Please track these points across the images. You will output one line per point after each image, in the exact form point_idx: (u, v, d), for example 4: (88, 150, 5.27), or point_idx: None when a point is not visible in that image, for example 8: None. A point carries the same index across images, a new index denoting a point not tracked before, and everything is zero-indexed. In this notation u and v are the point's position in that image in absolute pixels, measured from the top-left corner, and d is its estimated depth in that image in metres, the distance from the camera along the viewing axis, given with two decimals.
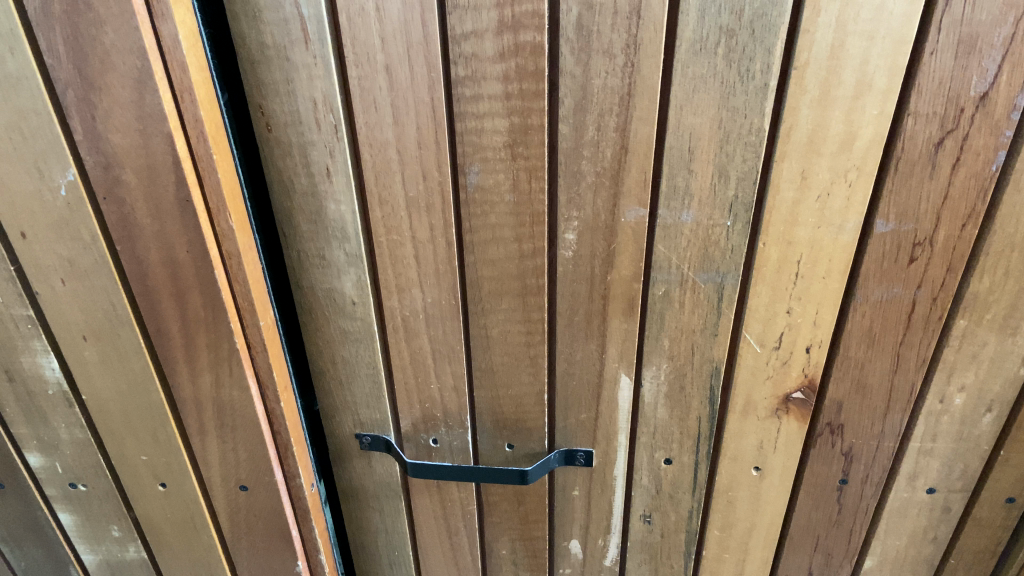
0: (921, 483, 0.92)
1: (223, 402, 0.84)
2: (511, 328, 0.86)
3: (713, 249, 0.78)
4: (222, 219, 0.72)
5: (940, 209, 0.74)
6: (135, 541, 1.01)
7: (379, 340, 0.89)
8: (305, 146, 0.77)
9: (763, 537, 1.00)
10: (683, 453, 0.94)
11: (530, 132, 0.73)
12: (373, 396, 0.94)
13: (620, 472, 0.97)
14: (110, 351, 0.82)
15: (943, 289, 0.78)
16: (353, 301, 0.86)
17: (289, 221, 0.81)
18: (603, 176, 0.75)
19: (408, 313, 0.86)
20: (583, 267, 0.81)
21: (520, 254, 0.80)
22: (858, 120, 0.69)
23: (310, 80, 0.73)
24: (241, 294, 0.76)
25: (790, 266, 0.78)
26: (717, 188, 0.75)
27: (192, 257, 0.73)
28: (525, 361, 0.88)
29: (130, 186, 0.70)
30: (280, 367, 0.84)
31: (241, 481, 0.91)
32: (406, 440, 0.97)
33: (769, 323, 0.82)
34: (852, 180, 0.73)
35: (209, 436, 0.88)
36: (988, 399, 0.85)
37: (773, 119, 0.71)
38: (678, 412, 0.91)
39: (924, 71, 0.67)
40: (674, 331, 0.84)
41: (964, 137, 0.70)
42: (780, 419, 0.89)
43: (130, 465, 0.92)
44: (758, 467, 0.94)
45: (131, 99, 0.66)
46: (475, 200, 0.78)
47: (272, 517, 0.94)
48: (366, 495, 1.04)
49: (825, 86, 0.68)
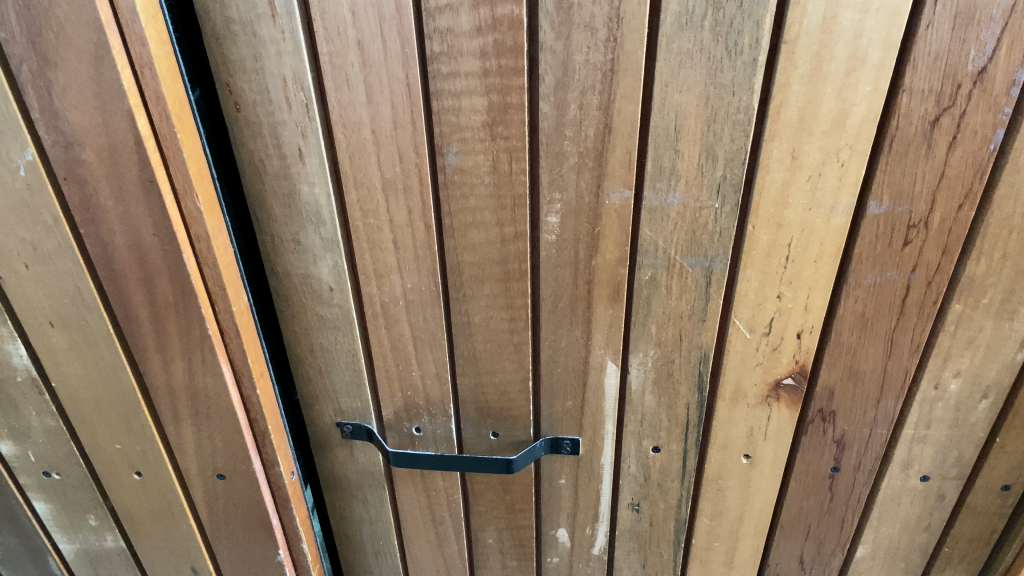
0: (914, 470, 0.90)
1: (197, 390, 0.81)
2: (494, 314, 0.83)
3: (701, 233, 0.76)
4: (189, 201, 0.69)
5: (935, 190, 0.71)
6: (112, 531, 0.99)
7: (358, 327, 0.87)
8: (276, 126, 0.74)
9: (754, 526, 0.98)
10: (671, 441, 0.92)
11: (509, 111, 0.71)
12: (354, 384, 0.92)
13: (607, 461, 0.95)
14: (78, 338, 0.79)
15: (938, 272, 0.75)
16: (331, 287, 0.84)
17: (261, 204, 0.79)
18: (587, 156, 0.72)
19: (387, 299, 0.84)
20: (567, 252, 0.78)
21: (501, 238, 0.78)
22: (850, 98, 0.67)
23: (278, 57, 0.70)
24: (211, 279, 0.74)
25: (779, 250, 0.76)
26: (704, 169, 0.72)
27: (159, 240, 0.70)
28: (509, 348, 0.86)
29: (91, 166, 0.67)
30: (255, 351, 0.81)
31: (218, 469, 0.89)
32: (388, 429, 0.95)
33: (760, 309, 0.80)
34: (845, 160, 0.70)
35: (184, 424, 0.85)
36: (984, 384, 0.82)
37: (762, 97, 0.68)
38: (667, 400, 0.88)
39: (920, 45, 0.64)
40: (662, 317, 0.82)
41: (961, 114, 0.67)
42: (770, 407, 0.87)
43: (104, 454, 0.90)
44: (748, 455, 0.92)
45: (88, 76, 0.62)
46: (454, 181, 0.75)
47: (251, 506, 0.92)
48: (349, 484, 1.02)
49: (817, 61, 0.65)
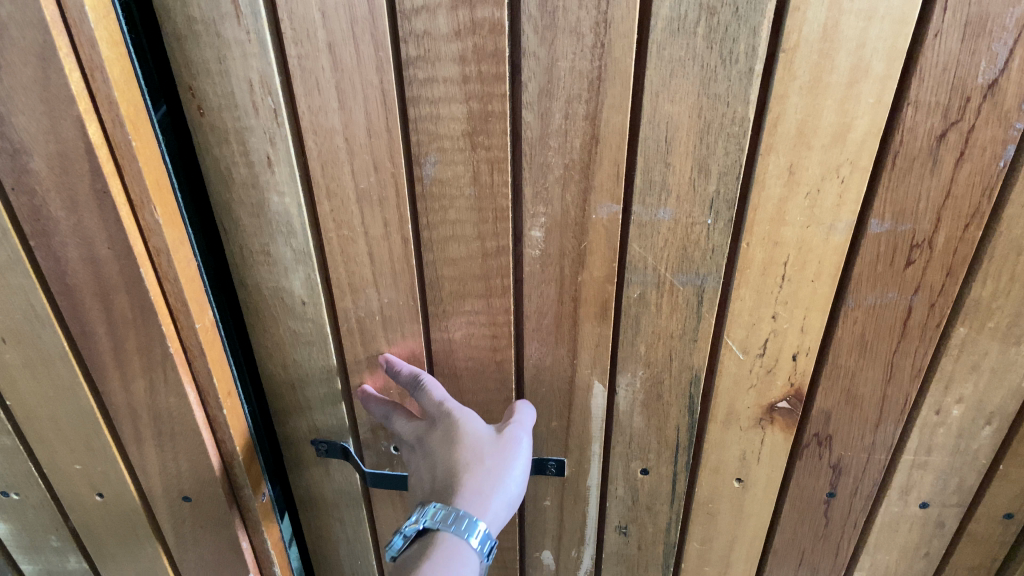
0: (914, 498, 0.86)
1: (160, 410, 0.77)
2: (474, 331, 0.79)
3: (693, 249, 0.71)
4: (147, 213, 0.65)
5: (941, 208, 0.67)
6: (76, 552, 0.94)
7: (334, 343, 0.82)
8: (242, 132, 0.69)
9: (746, 551, 0.94)
10: (661, 463, 0.87)
11: (490, 119, 0.66)
12: (329, 402, 0.87)
13: (594, 482, 0.91)
14: (32, 355, 0.74)
15: (943, 294, 0.71)
16: (304, 301, 0.79)
17: (229, 215, 0.74)
18: (573, 169, 0.68)
19: (363, 314, 0.79)
20: (552, 267, 0.74)
21: (482, 252, 0.74)
22: (851, 111, 0.63)
23: (244, 59, 0.65)
24: (173, 295, 0.69)
25: (775, 268, 0.72)
26: (696, 183, 0.68)
27: (115, 254, 0.66)
28: (491, 366, 0.82)
29: (41, 176, 0.63)
30: (222, 370, 0.77)
31: (184, 492, 0.85)
32: (366, 447, 0.91)
33: (753, 329, 0.76)
34: (845, 176, 0.66)
35: (147, 445, 0.81)
36: (988, 410, 0.78)
37: (759, 107, 0.64)
38: (656, 421, 0.84)
39: (927, 56, 0.60)
40: (651, 336, 0.78)
41: (970, 129, 0.63)
42: (764, 430, 0.83)
43: (64, 473, 0.85)
44: (740, 478, 0.88)
45: (35, 79, 0.58)
46: (433, 193, 0.71)
47: (219, 528, 0.88)
48: (325, 503, 0.97)
49: (817, 71, 0.61)
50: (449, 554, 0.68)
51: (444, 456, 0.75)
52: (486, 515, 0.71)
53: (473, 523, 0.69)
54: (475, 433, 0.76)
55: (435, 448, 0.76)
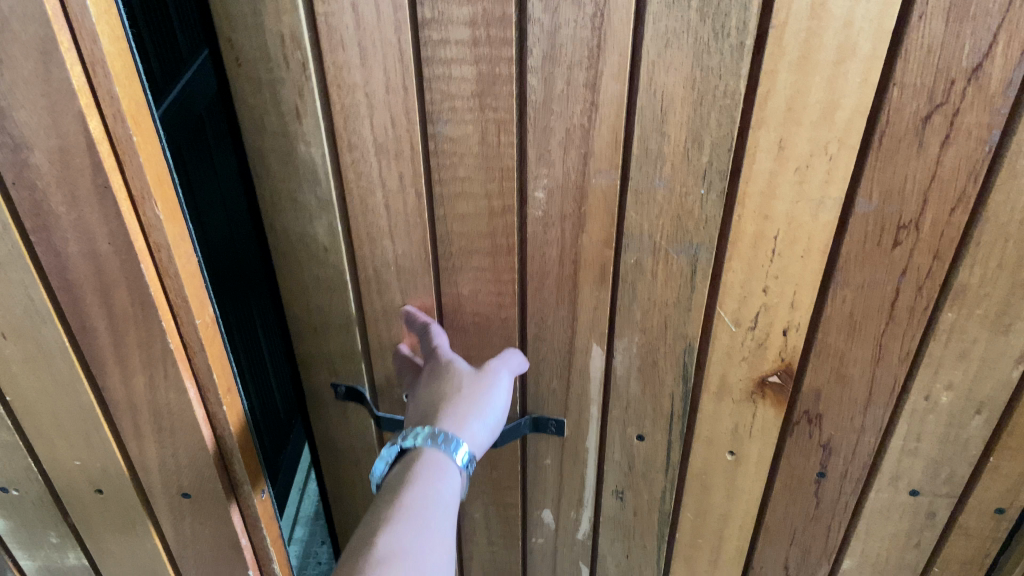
0: (904, 484, 0.87)
1: (159, 405, 0.78)
2: (482, 288, 0.80)
3: (687, 219, 0.72)
4: (147, 208, 0.65)
5: (927, 189, 0.67)
6: (74, 549, 0.95)
7: (354, 291, 0.84)
8: (274, 83, 0.70)
9: (739, 525, 0.95)
10: (656, 430, 0.88)
11: (497, 82, 0.67)
12: (348, 349, 0.89)
13: (592, 445, 0.92)
14: (32, 351, 0.75)
15: (929, 277, 0.72)
16: (327, 249, 0.81)
17: (261, 160, 0.76)
18: (575, 133, 0.69)
19: (380, 264, 0.80)
20: (552, 229, 0.75)
21: (489, 211, 0.75)
22: (839, 89, 0.63)
23: (278, 14, 0.66)
24: (173, 290, 0.70)
25: (765, 242, 0.72)
26: (690, 153, 0.68)
27: (115, 249, 0.66)
28: (496, 322, 0.83)
29: (42, 170, 0.63)
30: (222, 365, 0.77)
31: (183, 488, 0.85)
32: (380, 395, 0.92)
33: (745, 302, 0.77)
34: (833, 153, 0.66)
35: (146, 440, 0.81)
36: (977, 400, 0.78)
37: (750, 82, 0.64)
38: (651, 388, 0.85)
39: (912, 38, 0.60)
40: (647, 303, 0.78)
41: (955, 113, 0.63)
42: (756, 403, 0.84)
43: (64, 470, 0.86)
44: (733, 452, 0.88)
45: (36, 73, 0.58)
46: (444, 150, 0.72)
47: (218, 524, 0.88)
48: (343, 446, 1.00)
49: (807, 49, 0.62)
50: (431, 464, 0.72)
51: (430, 388, 0.79)
52: (467, 435, 0.75)
53: (454, 440, 0.73)
54: (460, 371, 0.79)
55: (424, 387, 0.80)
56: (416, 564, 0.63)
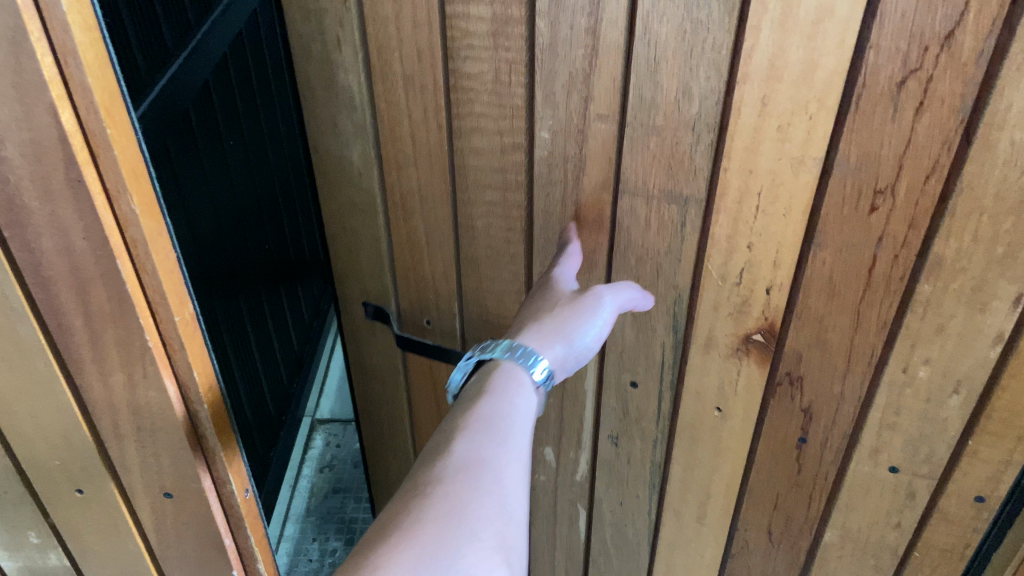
0: (883, 459, 0.88)
1: (139, 405, 0.76)
2: (493, 222, 0.92)
3: (678, 168, 0.79)
4: (124, 203, 0.63)
5: (902, 157, 0.70)
6: (56, 548, 0.93)
7: (381, 214, 0.97)
8: (320, 12, 0.84)
9: (725, 485, 0.99)
10: (649, 378, 0.95)
11: (509, 23, 0.77)
12: (377, 265, 1.03)
13: (590, 387, 1.01)
14: (8, 349, 0.73)
15: (905, 246, 0.74)
16: (360, 171, 0.95)
17: (308, 84, 0.90)
18: (576, 77, 0.78)
19: (404, 190, 0.93)
20: (555, 170, 0.85)
21: (501, 147, 0.86)
22: (818, 49, 0.67)
23: None
24: (151, 287, 0.68)
25: (749, 198, 0.77)
26: (681, 105, 0.75)
27: (91, 245, 0.65)
28: (506, 256, 0.94)
29: (16, 164, 0.61)
30: (203, 362, 0.76)
31: (165, 488, 0.84)
32: (405, 317, 1.06)
33: (731, 257, 0.82)
34: (813, 113, 0.70)
35: (126, 440, 0.80)
36: (953, 377, 0.80)
37: (736, 38, 0.70)
38: (644, 335, 0.92)
39: (886, 4, 0.63)
40: (640, 251, 0.86)
41: (929, 79, 0.66)
42: (741, 361, 0.88)
43: (43, 470, 0.83)
44: (720, 408, 0.93)
45: (5, 64, 0.56)
46: (462, 86, 0.83)
47: (202, 524, 0.87)
48: (372, 364, 1.16)
49: (787, 8, 0.66)
50: (508, 374, 0.73)
51: (533, 306, 0.83)
52: (549, 354, 0.76)
53: (535, 355, 0.75)
54: (563, 296, 0.82)
55: (529, 305, 0.84)
56: (499, 476, 0.62)
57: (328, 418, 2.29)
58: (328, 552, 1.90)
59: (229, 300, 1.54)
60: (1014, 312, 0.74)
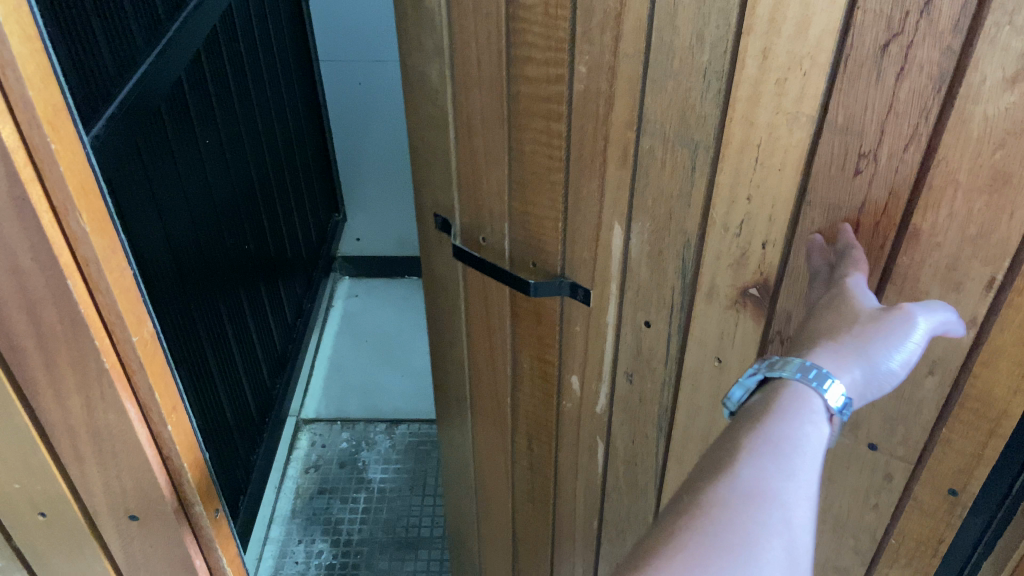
0: (862, 435, 0.88)
1: (99, 428, 0.73)
2: (539, 148, 0.92)
3: (690, 113, 0.80)
4: (73, 220, 0.60)
5: (884, 121, 0.71)
6: (20, 571, 0.88)
7: (452, 131, 1.00)
8: None
9: None
10: (660, 320, 0.95)
11: None
12: (446, 181, 1.05)
13: (611, 321, 1.00)
14: None
15: (886, 213, 0.75)
16: (436, 88, 0.98)
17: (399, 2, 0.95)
18: (608, 15, 0.80)
19: (469, 111, 0.96)
20: (590, 103, 0.86)
21: (549, 77, 0.87)
22: (812, 4, 0.69)
23: None
24: (106, 307, 0.65)
25: (749, 149, 0.78)
26: (693, 51, 0.76)
27: (39, 265, 0.61)
28: (546, 182, 0.94)
29: None
30: (164, 382, 0.73)
31: (130, 510, 0.81)
32: (465, 233, 1.08)
33: (732, 207, 0.82)
34: (807, 70, 0.72)
35: (87, 462, 0.76)
36: (931, 357, 0.79)
37: None
38: (657, 275, 0.92)
39: None
40: (657, 192, 0.87)
41: (910, 44, 0.66)
42: (739, 312, 0.88)
43: (4, 493, 0.80)
44: (719, 358, 0.92)
45: None
46: (519, 16, 0.85)
47: (170, 548, 0.84)
48: (436, 277, 1.17)
49: None
50: (795, 399, 0.63)
51: (829, 309, 0.71)
52: (846, 379, 0.64)
53: (825, 375, 0.64)
54: (868, 301, 0.70)
55: (819, 308, 0.72)
56: (791, 514, 0.57)
57: (312, 417, 2.24)
58: (313, 554, 1.87)
59: (209, 295, 1.52)
60: (988, 295, 0.74)
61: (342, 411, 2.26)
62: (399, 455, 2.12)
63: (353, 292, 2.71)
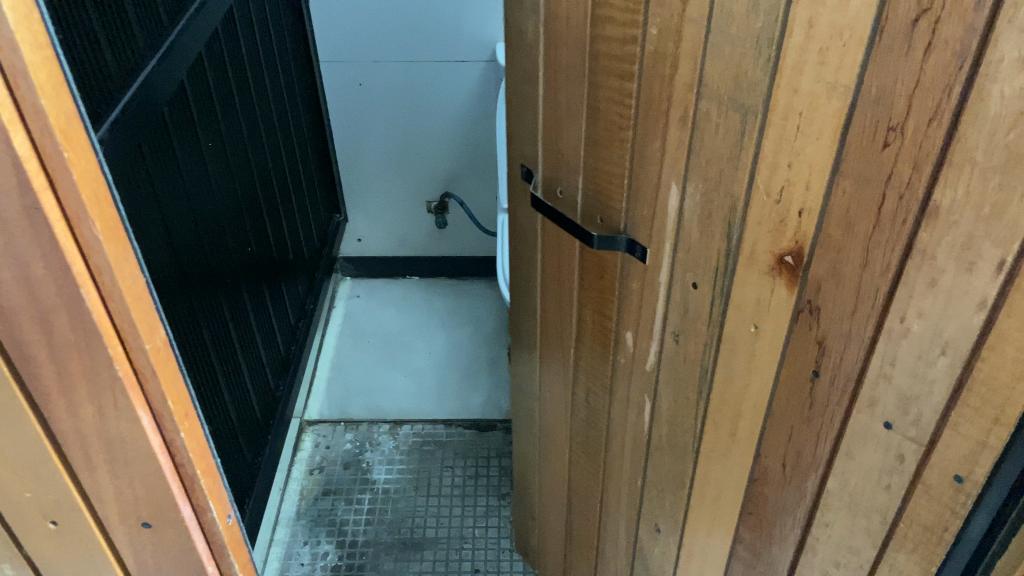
0: (879, 412, 0.84)
1: (111, 436, 0.72)
2: (611, 106, 0.96)
3: (743, 79, 0.80)
4: (85, 227, 0.60)
5: (911, 96, 0.68)
6: None
7: (541, 85, 1.06)
8: None
9: (752, 415, 0.97)
10: (706, 282, 0.95)
11: None
12: (532, 133, 1.12)
13: (663, 281, 1.01)
14: None
15: (909, 189, 0.72)
16: (530, 44, 1.05)
17: None
18: None
19: (555, 68, 1.02)
20: (658, 64, 0.88)
21: (624, 40, 0.91)
22: None
23: None
24: (119, 315, 0.65)
25: (792, 116, 0.77)
26: (749, 19, 0.77)
27: (51, 273, 0.61)
28: (615, 138, 0.98)
29: None
30: (176, 390, 0.72)
31: (142, 518, 0.80)
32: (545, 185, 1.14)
33: (773, 172, 0.81)
34: (847, 41, 0.71)
35: (99, 470, 0.76)
36: (942, 338, 0.75)
37: None
38: (704, 236, 0.92)
39: None
40: (708, 154, 0.87)
41: (937, 19, 0.64)
42: (774, 280, 0.87)
43: (12, 502, 0.79)
44: (755, 325, 0.91)
45: None
46: None
47: (181, 555, 0.83)
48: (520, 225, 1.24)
49: None
50: None
51: None
52: None
53: None
54: None
55: None
56: None
57: (316, 418, 2.24)
58: (319, 556, 1.86)
59: (211, 302, 1.50)
60: (998, 277, 0.69)
61: (347, 411, 2.25)
62: (403, 455, 2.12)
63: (355, 292, 2.72)
